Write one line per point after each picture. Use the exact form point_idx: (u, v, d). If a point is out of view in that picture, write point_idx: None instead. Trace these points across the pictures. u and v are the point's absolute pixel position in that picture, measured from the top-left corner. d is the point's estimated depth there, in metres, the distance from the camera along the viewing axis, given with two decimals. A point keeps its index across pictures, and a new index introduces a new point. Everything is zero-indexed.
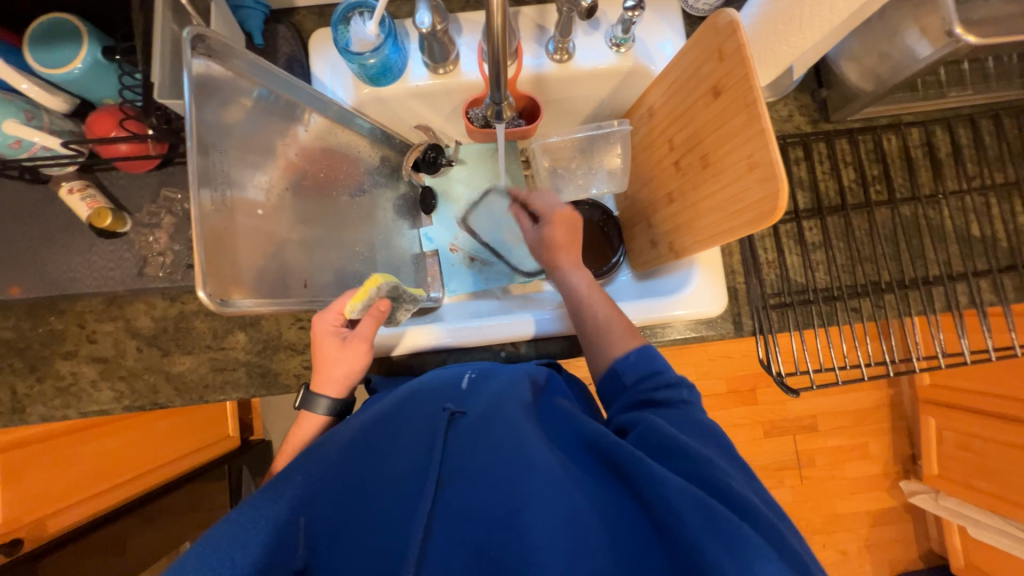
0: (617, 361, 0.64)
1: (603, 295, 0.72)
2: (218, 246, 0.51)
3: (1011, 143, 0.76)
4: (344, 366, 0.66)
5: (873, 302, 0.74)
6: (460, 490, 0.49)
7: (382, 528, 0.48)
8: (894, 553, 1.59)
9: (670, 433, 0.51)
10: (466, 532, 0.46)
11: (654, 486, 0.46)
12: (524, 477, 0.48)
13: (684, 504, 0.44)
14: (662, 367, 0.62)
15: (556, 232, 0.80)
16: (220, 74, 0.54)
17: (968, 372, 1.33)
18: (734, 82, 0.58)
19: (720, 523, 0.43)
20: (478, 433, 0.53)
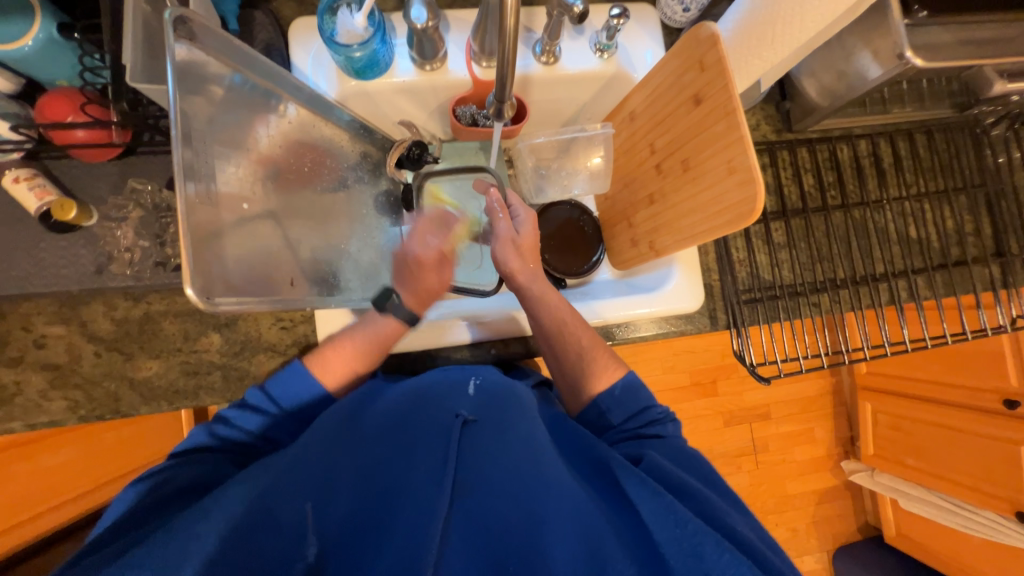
0: (603, 396, 0.69)
1: (582, 323, 0.73)
2: (205, 242, 0.49)
3: (941, 155, 0.86)
4: (435, 280, 0.73)
5: (831, 297, 0.81)
6: (474, 502, 0.53)
7: (398, 534, 0.50)
8: (836, 528, 1.73)
9: (672, 471, 0.57)
10: (479, 543, 0.51)
11: (674, 524, 0.50)
12: (540, 494, 0.53)
13: (706, 543, 0.49)
14: (648, 403, 0.70)
15: (527, 236, 0.77)
16: (203, 60, 0.52)
17: (900, 361, 1.48)
18: (715, 91, 0.62)
19: (737, 560, 0.47)
20: (493, 445, 0.58)
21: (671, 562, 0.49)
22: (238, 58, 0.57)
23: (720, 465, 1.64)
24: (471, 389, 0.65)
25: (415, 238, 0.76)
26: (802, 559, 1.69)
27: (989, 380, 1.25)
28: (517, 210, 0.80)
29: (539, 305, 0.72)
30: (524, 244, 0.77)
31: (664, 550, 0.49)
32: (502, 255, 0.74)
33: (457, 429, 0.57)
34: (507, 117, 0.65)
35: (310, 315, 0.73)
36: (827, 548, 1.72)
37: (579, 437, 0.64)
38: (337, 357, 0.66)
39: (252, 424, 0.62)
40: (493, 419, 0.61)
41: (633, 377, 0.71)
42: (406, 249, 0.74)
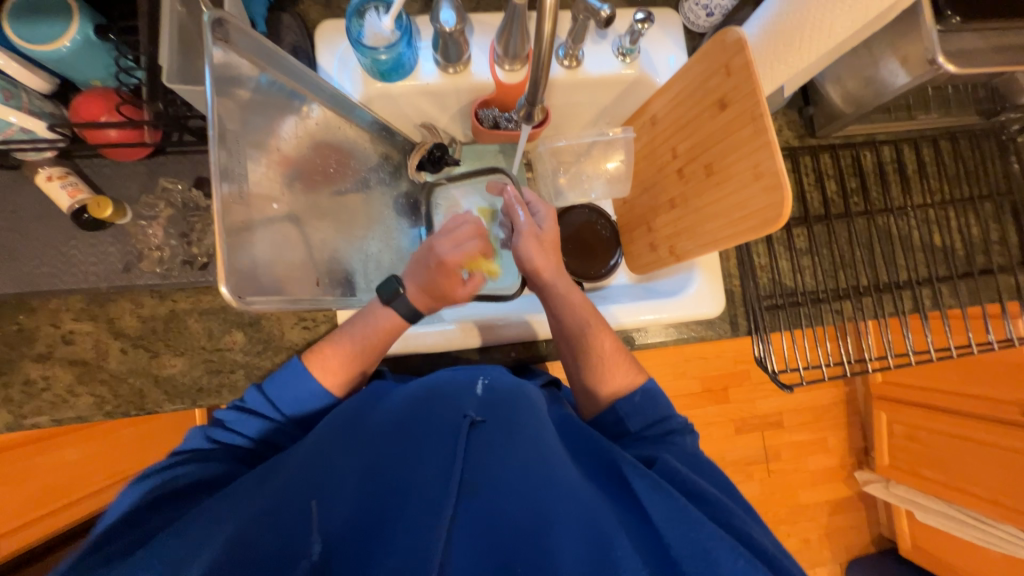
0: (624, 404, 0.68)
1: (603, 326, 0.73)
2: (237, 241, 0.50)
3: (966, 162, 0.85)
4: (451, 289, 0.69)
5: (854, 304, 0.80)
6: (481, 501, 0.53)
7: (406, 531, 0.50)
8: (849, 539, 1.71)
9: (685, 475, 0.57)
10: (488, 543, 0.51)
11: (687, 528, 0.51)
12: (549, 496, 0.53)
13: (721, 548, 0.49)
14: (666, 413, 0.68)
15: (549, 230, 0.77)
16: (236, 63, 0.53)
17: (916, 370, 1.46)
18: (742, 95, 0.61)
19: (752, 567, 0.48)
20: (501, 444, 0.57)
21: (684, 567, 0.49)
22: (266, 59, 0.57)
23: (731, 473, 1.63)
24: (479, 389, 0.65)
25: (449, 237, 0.70)
26: (814, 570, 1.67)
27: (1012, 391, 1.22)
28: (538, 205, 0.79)
29: (563, 307, 0.72)
30: (547, 240, 0.76)
31: (674, 552, 0.50)
32: (527, 253, 0.74)
33: (465, 429, 0.57)
34: (535, 121, 0.65)
35: (332, 315, 0.73)
36: (840, 559, 1.69)
37: (589, 440, 0.63)
38: (337, 356, 0.66)
39: (276, 421, 0.63)
40: (502, 419, 0.60)
41: (653, 385, 0.70)
42: (435, 249, 0.68)
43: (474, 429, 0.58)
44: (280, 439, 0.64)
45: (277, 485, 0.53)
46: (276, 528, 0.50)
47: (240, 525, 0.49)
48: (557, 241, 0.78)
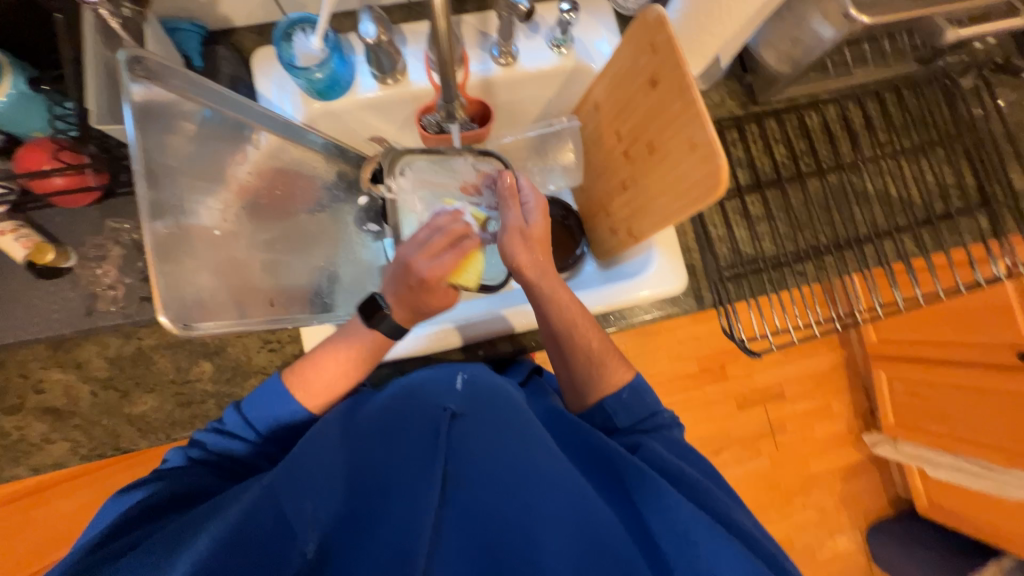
0: (610, 399, 0.67)
1: (591, 324, 0.71)
2: (178, 269, 0.51)
3: (913, 112, 0.86)
4: (437, 305, 0.65)
5: (816, 264, 0.81)
6: (468, 492, 0.54)
7: (393, 523, 0.51)
8: (867, 504, 1.68)
9: (668, 459, 0.59)
10: (475, 529, 0.52)
11: (665, 509, 0.52)
12: (533, 486, 0.53)
13: (699, 528, 0.50)
14: (654, 408, 0.68)
15: (535, 229, 0.71)
16: (164, 97, 0.54)
17: (905, 324, 1.44)
18: (668, 71, 0.62)
19: (729, 547, 0.49)
20: (485, 430, 0.57)
21: (663, 546, 0.51)
22: (201, 93, 0.58)
23: (738, 450, 1.61)
24: (460, 384, 0.65)
25: (425, 249, 0.63)
26: (834, 539, 1.64)
27: (1005, 333, 1.19)
28: (528, 192, 0.72)
29: (548, 305, 0.69)
30: (535, 235, 0.71)
31: (656, 534, 0.52)
32: (508, 248, 0.69)
33: (445, 423, 0.57)
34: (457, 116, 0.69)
35: (297, 335, 0.74)
36: (860, 525, 1.66)
37: (570, 424, 0.64)
38: (314, 372, 0.64)
39: (248, 445, 0.63)
40: (485, 410, 0.60)
41: (640, 381, 0.69)
42: (405, 258, 0.63)
43: (456, 421, 0.59)
44: (252, 463, 0.63)
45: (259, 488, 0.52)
46: (261, 526, 0.49)
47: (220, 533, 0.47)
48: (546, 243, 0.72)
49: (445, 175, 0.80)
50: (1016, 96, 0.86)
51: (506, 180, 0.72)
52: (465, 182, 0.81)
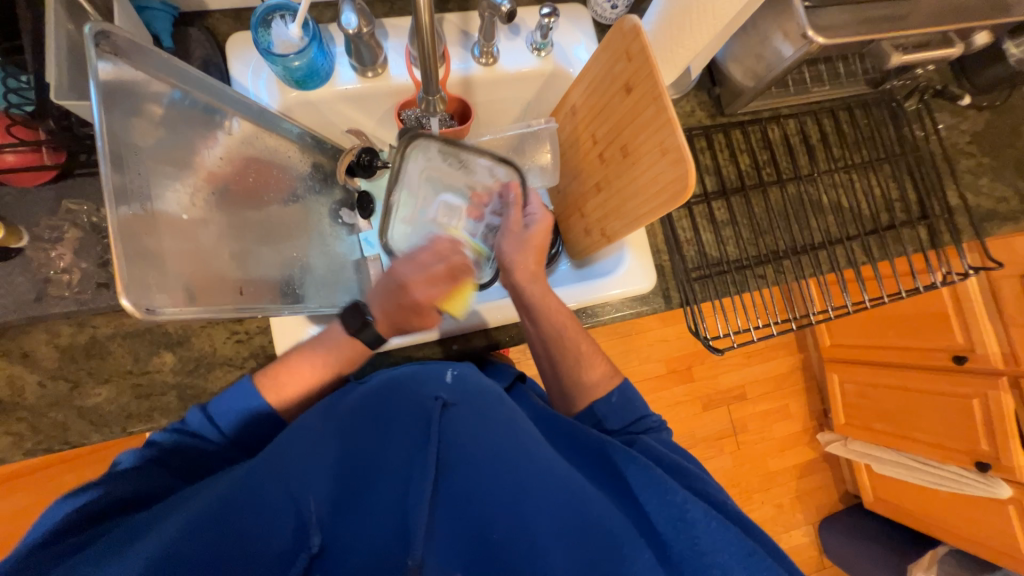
0: (601, 405, 0.70)
1: (580, 331, 0.73)
2: (142, 254, 0.48)
3: (862, 130, 0.93)
4: (420, 325, 0.69)
5: (775, 268, 0.86)
6: (460, 479, 0.54)
7: (389, 511, 0.52)
8: (820, 500, 1.76)
9: (664, 452, 0.61)
10: (467, 515, 0.53)
11: (663, 495, 0.53)
12: (530, 476, 0.53)
13: (696, 512, 0.52)
14: (643, 412, 0.70)
15: (536, 234, 0.74)
16: (130, 77, 0.51)
17: (853, 328, 1.51)
18: (642, 79, 0.65)
19: (725, 527, 0.51)
20: (476, 420, 0.57)
21: (661, 530, 0.52)
22: (176, 75, 0.57)
23: (702, 449, 1.67)
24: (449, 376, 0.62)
25: (424, 273, 0.69)
26: (789, 534, 1.72)
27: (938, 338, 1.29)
28: (533, 205, 0.78)
29: (539, 311, 0.71)
30: (535, 240, 0.74)
31: (654, 521, 0.53)
32: (505, 248, 0.75)
33: (437, 412, 0.56)
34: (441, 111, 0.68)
35: (266, 326, 0.73)
36: (813, 520, 1.75)
37: (562, 423, 0.65)
38: (287, 376, 0.65)
39: (213, 436, 0.61)
40: (474, 401, 0.59)
41: (628, 386, 0.72)
42: (401, 278, 0.68)
43: (448, 411, 0.57)
44: (214, 457, 0.61)
45: (244, 477, 0.51)
46: (250, 513, 0.49)
47: (203, 523, 0.47)
48: (536, 258, 0.74)
49: (460, 170, 0.84)
50: (952, 120, 0.96)
51: (512, 189, 0.79)
52: (475, 184, 0.85)
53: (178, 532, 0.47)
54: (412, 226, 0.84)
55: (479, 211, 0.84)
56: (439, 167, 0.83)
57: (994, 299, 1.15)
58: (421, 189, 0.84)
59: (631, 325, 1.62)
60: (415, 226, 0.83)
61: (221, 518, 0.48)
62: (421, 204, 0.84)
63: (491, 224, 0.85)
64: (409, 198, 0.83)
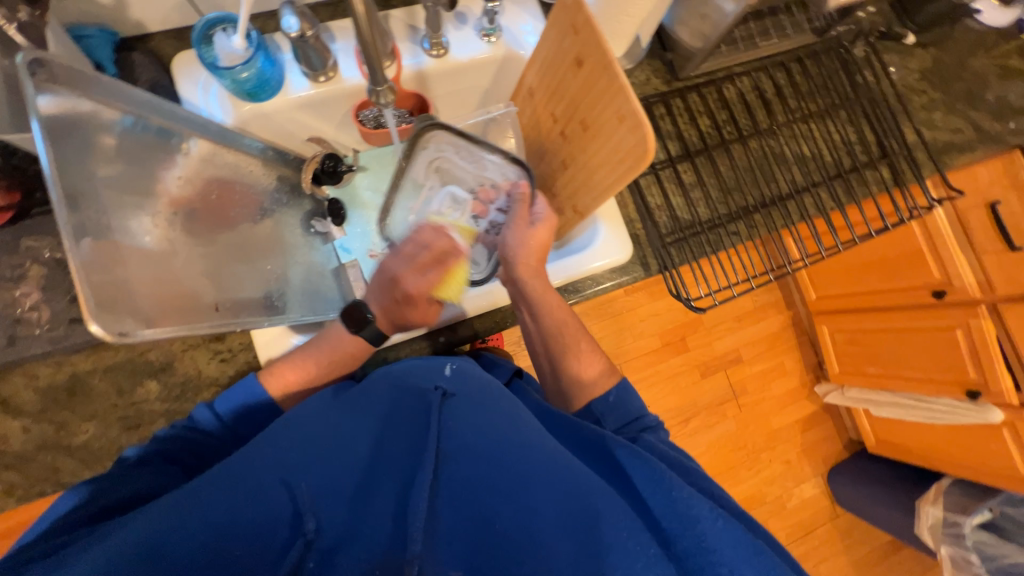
0: (597, 403, 0.69)
1: (580, 330, 0.75)
2: (108, 278, 0.47)
3: (815, 78, 0.94)
4: (419, 318, 0.72)
5: (747, 224, 0.87)
6: (460, 468, 0.53)
7: (385, 504, 0.52)
8: (827, 451, 1.78)
9: (665, 449, 0.61)
10: (466, 505, 0.52)
11: (665, 491, 0.51)
12: (530, 466, 0.52)
13: (701, 508, 0.49)
14: (641, 412, 0.69)
15: (538, 232, 0.74)
16: (75, 109, 0.50)
17: (832, 277, 1.50)
18: (591, 50, 0.64)
19: (731, 526, 0.48)
20: (474, 412, 0.57)
21: (664, 525, 0.51)
22: (123, 99, 0.56)
23: (706, 416, 1.69)
24: (448, 369, 0.64)
25: (413, 266, 0.73)
26: (801, 488, 1.73)
27: (918, 276, 1.27)
28: (541, 205, 0.77)
29: (540, 306, 0.72)
30: (535, 240, 0.74)
31: (656, 514, 0.51)
32: (509, 243, 0.74)
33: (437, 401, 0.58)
34: (389, 102, 0.62)
35: (248, 341, 0.73)
36: (822, 472, 1.76)
37: (563, 416, 0.64)
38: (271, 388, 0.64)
39: None
40: (472, 392, 0.60)
41: (628, 384, 0.71)
42: (393, 273, 0.72)
43: (448, 401, 0.59)
44: None
45: (236, 470, 0.52)
46: (240, 508, 0.50)
47: (192, 517, 0.48)
48: (540, 254, 0.74)
49: (470, 161, 0.82)
50: (902, 61, 0.98)
51: (521, 191, 0.76)
52: (482, 179, 0.83)
53: (167, 524, 0.48)
54: (414, 216, 0.86)
55: (484, 208, 0.83)
56: (447, 160, 0.83)
57: (963, 229, 1.16)
58: (426, 180, 0.85)
59: (621, 303, 1.63)
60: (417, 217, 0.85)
61: (211, 509, 0.49)
62: (427, 194, 0.85)
63: (494, 223, 0.83)
64: (415, 188, 0.85)
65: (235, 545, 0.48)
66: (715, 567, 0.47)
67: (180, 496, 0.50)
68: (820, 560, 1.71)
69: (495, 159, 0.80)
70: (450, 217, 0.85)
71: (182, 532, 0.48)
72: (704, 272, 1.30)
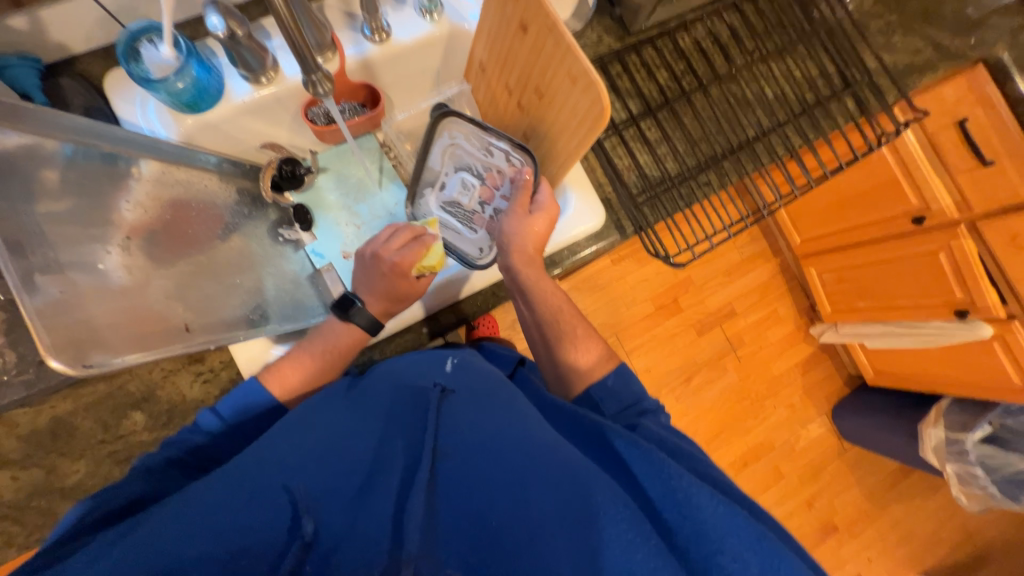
0: (595, 388, 0.67)
1: (578, 314, 0.73)
2: (64, 311, 0.45)
3: (770, 16, 0.92)
4: (407, 290, 0.69)
5: (717, 173, 0.87)
6: (458, 461, 0.53)
7: (382, 501, 0.51)
8: (829, 389, 1.80)
9: (667, 436, 0.58)
10: (463, 498, 0.51)
11: (663, 478, 0.50)
12: (526, 451, 0.52)
13: (700, 495, 0.48)
14: (641, 396, 0.66)
15: (537, 224, 0.70)
16: (5, 144, 0.47)
17: (813, 218, 1.50)
18: (533, 15, 0.62)
19: (732, 510, 0.47)
20: (473, 406, 0.58)
21: (665, 515, 0.49)
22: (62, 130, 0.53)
23: (707, 372, 1.71)
24: (449, 365, 0.66)
25: (392, 243, 0.69)
26: (807, 428, 1.77)
27: (896, 206, 1.27)
28: (540, 193, 0.73)
29: (535, 294, 0.71)
30: (537, 233, 0.71)
31: (656, 502, 0.49)
32: (508, 229, 0.71)
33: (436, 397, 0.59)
34: (330, 90, 0.60)
35: (229, 359, 0.73)
36: (826, 411, 1.79)
37: (563, 407, 0.63)
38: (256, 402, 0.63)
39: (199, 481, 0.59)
40: (471, 387, 0.61)
41: (625, 368, 0.69)
42: (374, 252, 0.69)
43: (446, 397, 0.60)
44: None
45: (240, 479, 0.50)
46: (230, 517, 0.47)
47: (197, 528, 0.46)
48: (535, 249, 0.71)
49: (480, 146, 0.80)
50: None
51: (523, 179, 0.72)
52: (491, 165, 0.80)
53: (160, 541, 0.45)
54: (433, 203, 0.85)
55: (491, 193, 0.80)
56: (461, 147, 0.81)
57: (935, 150, 1.16)
58: (441, 166, 0.84)
59: (610, 273, 1.62)
60: (436, 203, 0.85)
61: (216, 518, 0.47)
62: (443, 180, 0.84)
63: (500, 210, 0.80)
64: (432, 175, 0.85)
65: (236, 555, 0.46)
66: (716, 556, 0.46)
67: (177, 505, 0.48)
68: (833, 495, 1.75)
69: (500, 138, 0.76)
70: (464, 203, 0.83)
71: (181, 541, 0.45)
72: (686, 228, 1.30)
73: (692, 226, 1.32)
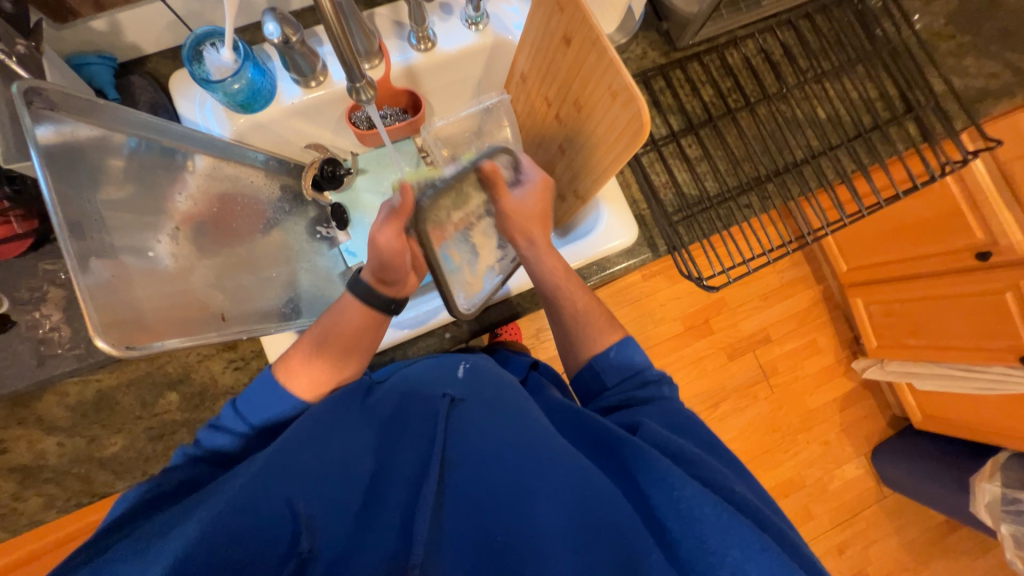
0: (599, 359, 0.65)
1: (602, 312, 0.69)
2: (112, 294, 0.47)
3: (826, 35, 0.89)
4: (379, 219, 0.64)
5: (759, 195, 0.83)
6: (464, 475, 0.52)
7: (393, 510, 0.50)
8: (869, 429, 1.69)
9: (668, 437, 0.52)
10: (468, 513, 0.50)
11: (668, 491, 0.47)
12: (534, 467, 0.51)
13: (704, 505, 0.45)
14: (643, 366, 0.65)
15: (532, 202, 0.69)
16: (76, 135, 0.50)
17: (866, 248, 1.41)
18: (577, 26, 0.60)
19: (737, 520, 0.44)
20: (481, 416, 0.58)
21: (668, 523, 0.47)
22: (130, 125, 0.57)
23: (735, 399, 1.63)
24: (461, 372, 0.66)
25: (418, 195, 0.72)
26: (842, 469, 1.65)
27: (957, 238, 1.17)
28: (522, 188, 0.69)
29: (547, 282, 0.69)
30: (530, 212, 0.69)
31: (661, 513, 0.47)
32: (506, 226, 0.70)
33: (445, 407, 0.58)
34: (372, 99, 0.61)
35: (259, 349, 0.76)
36: (865, 451, 1.68)
37: (570, 412, 0.61)
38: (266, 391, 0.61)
39: None
40: (482, 395, 0.61)
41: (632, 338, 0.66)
42: None
43: (456, 406, 0.60)
44: None
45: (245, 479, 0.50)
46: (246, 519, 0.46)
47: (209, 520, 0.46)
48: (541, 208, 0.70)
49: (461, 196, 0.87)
50: (923, 8, 0.92)
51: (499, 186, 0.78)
52: None
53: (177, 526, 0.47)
54: None
55: None
56: None
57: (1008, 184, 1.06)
58: None
59: (639, 290, 1.58)
60: None
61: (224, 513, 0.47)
62: None
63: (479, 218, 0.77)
64: None
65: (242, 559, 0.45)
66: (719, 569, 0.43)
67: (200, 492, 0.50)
68: (867, 544, 1.63)
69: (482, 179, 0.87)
70: None
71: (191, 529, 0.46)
72: (721, 245, 1.26)
73: (728, 248, 1.28)
